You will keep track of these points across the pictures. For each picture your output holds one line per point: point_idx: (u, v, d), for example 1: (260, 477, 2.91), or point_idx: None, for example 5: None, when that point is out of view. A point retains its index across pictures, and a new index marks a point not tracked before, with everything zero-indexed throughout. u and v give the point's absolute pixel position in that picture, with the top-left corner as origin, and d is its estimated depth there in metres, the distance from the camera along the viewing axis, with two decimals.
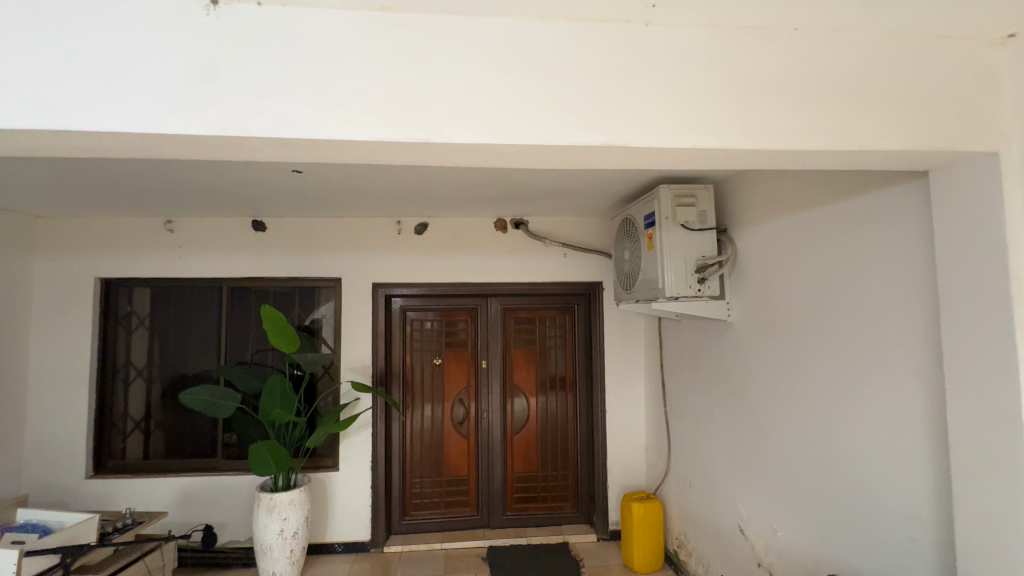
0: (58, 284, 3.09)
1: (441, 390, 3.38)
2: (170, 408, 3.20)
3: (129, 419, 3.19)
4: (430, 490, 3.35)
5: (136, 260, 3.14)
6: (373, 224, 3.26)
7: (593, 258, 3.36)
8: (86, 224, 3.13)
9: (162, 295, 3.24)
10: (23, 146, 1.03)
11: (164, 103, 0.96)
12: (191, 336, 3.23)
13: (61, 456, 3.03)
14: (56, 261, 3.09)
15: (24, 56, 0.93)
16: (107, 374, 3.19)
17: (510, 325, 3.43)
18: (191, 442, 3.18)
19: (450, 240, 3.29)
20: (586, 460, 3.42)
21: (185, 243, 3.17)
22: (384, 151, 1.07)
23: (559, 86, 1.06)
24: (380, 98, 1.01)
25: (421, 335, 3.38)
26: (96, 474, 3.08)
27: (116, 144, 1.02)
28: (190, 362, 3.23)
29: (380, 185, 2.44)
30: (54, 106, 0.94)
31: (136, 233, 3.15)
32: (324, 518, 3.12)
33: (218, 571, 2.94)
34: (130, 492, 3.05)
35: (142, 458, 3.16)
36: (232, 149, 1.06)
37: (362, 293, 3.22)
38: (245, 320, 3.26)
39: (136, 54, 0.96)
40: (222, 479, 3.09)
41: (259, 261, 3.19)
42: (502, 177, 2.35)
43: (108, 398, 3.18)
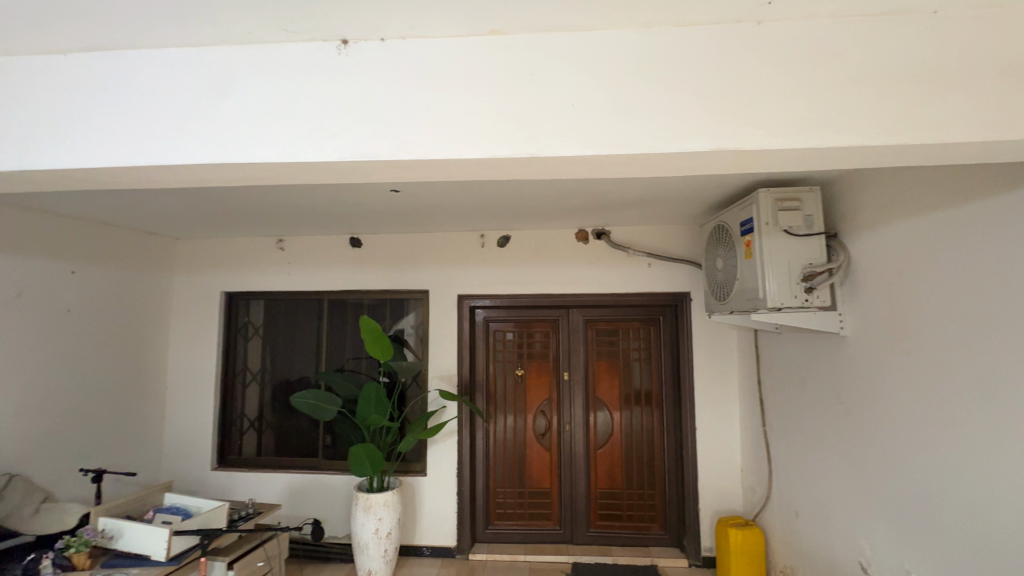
0: (191, 296, 3.55)
1: (523, 401, 3.40)
2: (280, 409, 3.53)
3: (246, 417, 3.56)
4: (513, 501, 3.36)
5: (253, 276, 3.52)
6: (458, 238, 3.39)
7: (678, 267, 3.24)
8: (213, 246, 3.57)
9: (274, 307, 3.60)
10: (191, 179, 1.21)
11: (302, 134, 1.08)
12: (297, 343, 3.56)
13: (192, 449, 3.43)
14: (190, 277, 3.56)
15: (198, 104, 1.10)
16: (229, 377, 3.58)
17: (592, 336, 3.38)
18: (297, 442, 3.47)
19: (532, 251, 3.34)
20: (674, 481, 3.26)
21: (293, 260, 3.50)
22: (492, 166, 1.12)
23: (664, 92, 1.04)
24: (491, 116, 1.06)
25: (502, 345, 3.44)
26: (220, 466, 3.46)
27: (262, 172, 1.16)
28: (295, 367, 3.54)
29: (467, 201, 2.54)
30: (218, 142, 1.09)
31: (253, 251, 3.54)
32: (413, 521, 3.25)
33: (320, 564, 3.17)
34: (247, 485, 3.38)
35: (257, 453, 3.50)
36: (357, 173, 1.16)
37: (448, 304, 3.36)
38: (343, 329, 3.52)
39: (282, 92, 1.09)
40: (323, 478, 3.32)
41: (355, 275, 3.44)
42: (587, 189, 2.34)
43: (229, 399, 3.57)
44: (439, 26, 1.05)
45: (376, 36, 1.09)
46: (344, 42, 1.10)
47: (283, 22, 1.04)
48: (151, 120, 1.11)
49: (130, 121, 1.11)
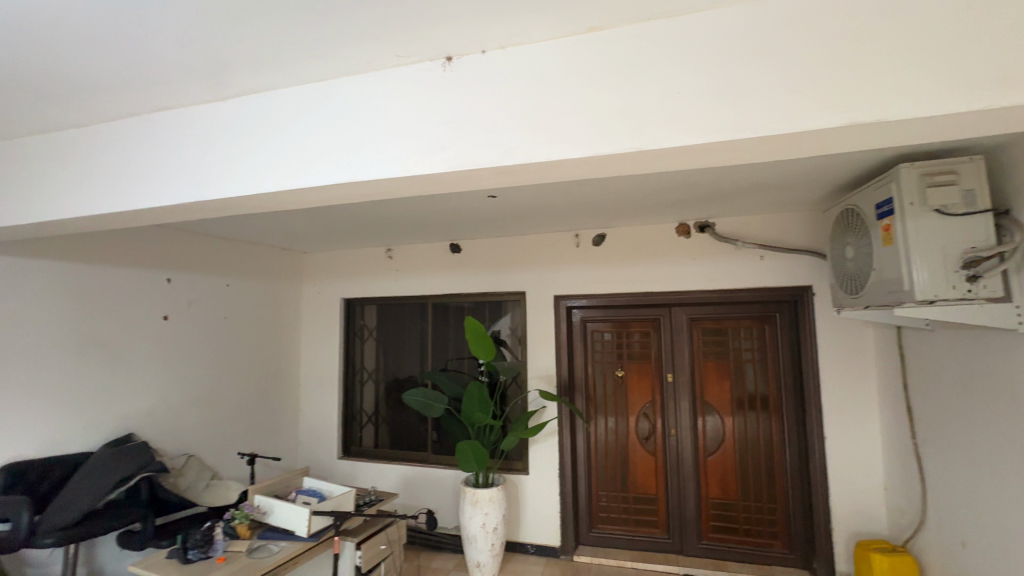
0: (317, 303, 3.99)
1: (624, 403, 3.30)
2: (393, 405, 3.83)
3: (365, 412, 3.92)
4: (617, 505, 3.28)
5: (367, 283, 3.86)
6: (552, 239, 3.41)
7: (796, 258, 2.93)
8: (333, 257, 3.98)
9: (385, 311, 3.92)
10: (321, 199, 1.36)
11: (414, 149, 1.16)
12: (406, 345, 3.83)
13: (322, 439, 3.85)
14: (316, 286, 4.00)
15: (326, 131, 1.24)
16: (350, 375, 3.96)
17: (697, 336, 3.19)
18: (409, 436, 3.73)
19: (628, 249, 3.24)
20: (799, 495, 2.95)
21: (401, 267, 3.77)
22: (594, 164, 1.11)
23: (783, 67, 0.95)
24: (592, 114, 1.05)
25: (601, 346, 3.38)
26: (345, 456, 3.84)
27: (380, 188, 1.26)
28: (406, 366, 3.82)
29: (561, 201, 2.54)
30: (343, 163, 1.21)
31: (366, 261, 3.88)
32: (517, 518, 3.32)
33: (432, 552, 3.37)
34: (367, 473, 3.70)
35: (375, 445, 3.83)
36: (463, 181, 1.22)
37: (545, 305, 3.39)
38: (446, 331, 3.72)
39: (396, 112, 1.18)
40: (432, 471, 3.53)
41: (456, 279, 3.61)
42: (688, 180, 2.22)
43: (351, 395, 3.95)
44: (537, 31, 1.07)
45: (477, 50, 1.13)
46: (448, 59, 1.16)
47: (395, 49, 1.13)
48: (289, 150, 1.26)
49: (273, 151, 1.28)
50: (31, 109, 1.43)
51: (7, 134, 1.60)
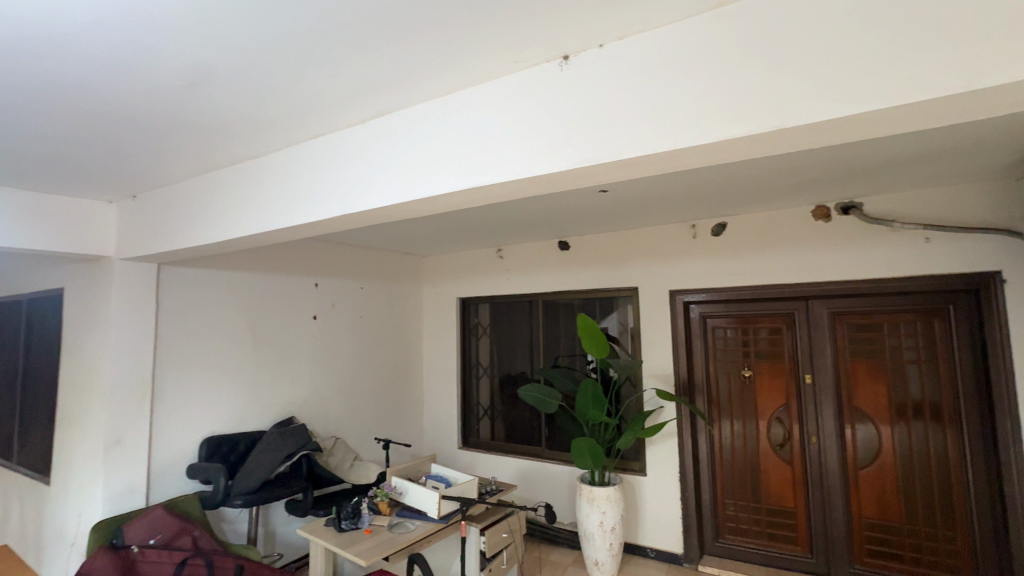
0: (436, 302, 4.29)
1: (753, 406, 3.03)
2: (508, 399, 3.97)
3: (482, 405, 4.12)
4: (748, 516, 3.03)
5: (480, 282, 4.05)
6: (666, 231, 3.25)
7: (977, 238, 2.43)
8: (449, 259, 4.24)
9: (497, 309, 4.08)
10: (447, 205, 1.46)
11: (535, 149, 1.18)
12: (518, 341, 3.94)
13: (443, 429, 4.13)
14: (435, 287, 4.30)
15: (451, 141, 1.32)
16: (467, 370, 4.20)
17: (841, 332, 2.81)
18: (523, 430, 3.83)
19: (754, 237, 2.97)
20: (987, 524, 2.44)
21: (511, 266, 3.89)
22: (725, 149, 1.04)
23: (968, 13, 0.81)
24: (723, 95, 0.98)
25: (723, 344, 3.14)
26: (464, 446, 4.07)
27: (501, 190, 1.32)
28: (518, 363, 3.93)
29: (678, 191, 2.41)
30: (467, 169, 1.28)
31: (479, 261, 4.06)
32: (635, 520, 3.22)
33: (550, 545, 3.42)
34: (486, 464, 3.89)
35: (492, 437, 4.00)
36: (582, 178, 1.22)
37: (660, 300, 3.25)
38: (557, 328, 3.75)
39: (515, 116, 1.22)
40: (547, 466, 3.58)
41: (565, 277, 3.62)
42: (829, 157, 1.96)
43: (468, 389, 4.18)
44: (658, 16, 1.03)
45: (594, 44, 1.13)
46: (565, 57, 1.17)
47: (513, 56, 1.17)
48: (419, 161, 1.37)
49: (406, 164, 1.40)
50: (221, 149, 1.74)
51: (203, 171, 1.96)
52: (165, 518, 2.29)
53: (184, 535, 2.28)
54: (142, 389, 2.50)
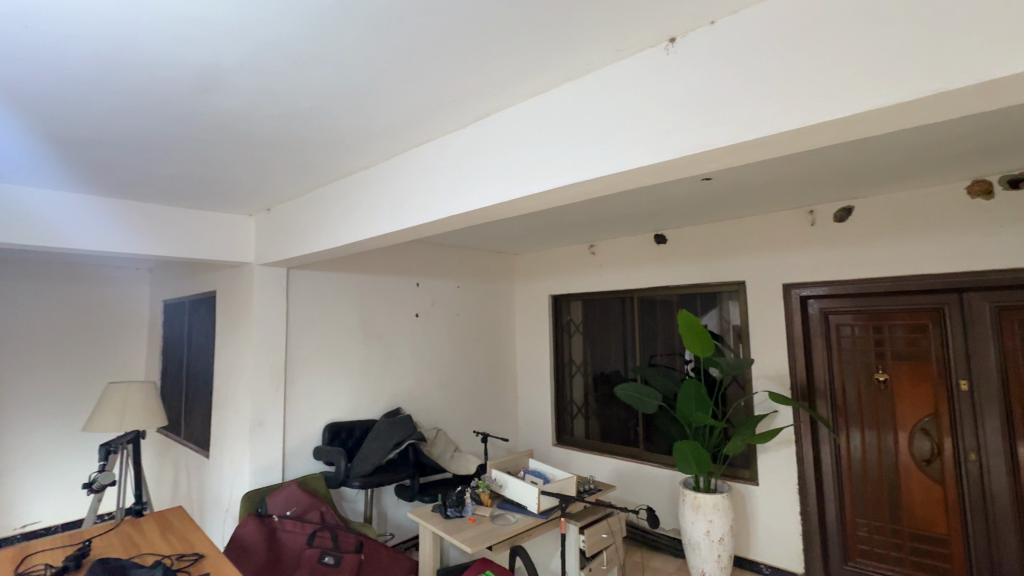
0: (529, 299, 4.34)
1: (890, 415, 2.66)
2: (602, 398, 3.90)
3: (576, 403, 4.09)
4: (885, 540, 2.67)
5: (572, 279, 4.02)
6: (778, 219, 2.97)
7: None
8: (541, 257, 4.27)
9: (590, 306, 4.03)
10: (547, 201, 1.47)
11: (640, 138, 1.14)
12: (612, 339, 3.86)
13: (538, 425, 4.17)
14: (527, 284, 4.36)
15: (552, 138, 1.33)
16: (560, 367, 4.19)
17: (1010, 331, 2.35)
18: (619, 430, 3.74)
19: (889, 222, 2.60)
20: None
21: (604, 262, 3.81)
22: (866, 122, 0.92)
23: None
24: (864, 62, 0.87)
25: (851, 344, 2.79)
26: (559, 443, 4.08)
27: (604, 184, 1.29)
28: (613, 361, 3.84)
29: (793, 174, 2.19)
30: (568, 165, 1.28)
31: (571, 258, 4.04)
32: (746, 532, 2.99)
33: (650, 551, 3.30)
34: (581, 462, 3.86)
35: (586, 436, 3.96)
36: (692, 165, 1.16)
37: (771, 295, 2.97)
38: (654, 325, 3.60)
39: (618, 107, 1.19)
40: (646, 468, 3.46)
41: (663, 271, 3.47)
42: (998, 121, 1.64)
43: (561, 386, 4.18)
44: None
45: (705, 22, 1.05)
46: (671, 40, 1.11)
47: (615, 45, 1.14)
48: (520, 160, 1.40)
49: (508, 164, 1.43)
50: (340, 161, 1.92)
51: (324, 182, 2.18)
52: (297, 494, 2.53)
53: (313, 511, 2.52)
54: (277, 379, 2.84)
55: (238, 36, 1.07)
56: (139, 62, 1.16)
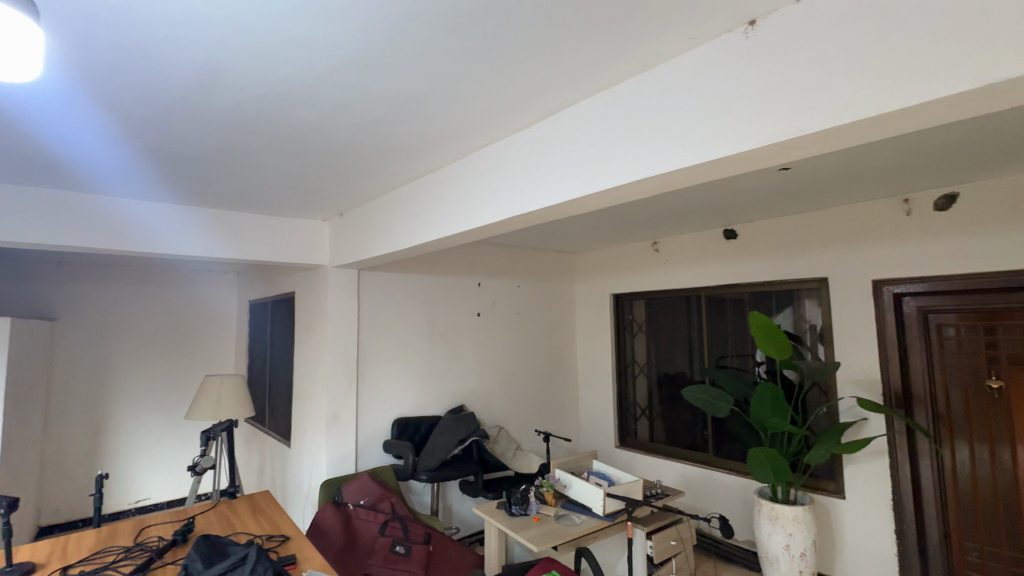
0: (589, 299, 4.28)
1: (1007, 427, 2.33)
2: (667, 400, 3.76)
3: (639, 405, 3.98)
4: (1003, 569, 2.35)
5: (635, 277, 3.91)
6: (865, 210, 2.72)
7: None
8: (601, 255, 4.20)
9: (654, 305, 3.90)
10: (614, 198, 1.44)
11: (716, 129, 1.09)
12: (678, 339, 3.72)
13: (600, 426, 4.11)
14: (587, 283, 4.31)
15: (620, 134, 1.30)
16: (622, 368, 4.09)
17: None
18: (686, 434, 3.59)
19: (1001, 208, 2.30)
20: None
21: (668, 260, 3.68)
22: (984, 97, 0.82)
23: None
24: (981, 31, 0.78)
25: (955, 347, 2.48)
26: (622, 446, 3.99)
27: (675, 179, 1.25)
28: (679, 362, 3.70)
29: (886, 161, 1.99)
30: (638, 161, 1.25)
31: (633, 255, 3.94)
32: (831, 549, 2.77)
33: (722, 562, 3.15)
34: (645, 465, 3.76)
35: (650, 439, 3.84)
36: (773, 155, 1.09)
37: (858, 293, 2.73)
38: (723, 324, 3.42)
39: (691, 98, 1.15)
40: (716, 475, 3.30)
41: (732, 268, 3.29)
42: None
43: (623, 387, 4.08)
44: None
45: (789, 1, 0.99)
46: (751, 23, 1.05)
47: (688, 32, 1.09)
48: (588, 158, 1.39)
49: (576, 162, 1.42)
50: (409, 165, 2.00)
51: (393, 186, 2.28)
52: (370, 484, 2.67)
53: (383, 502, 2.64)
54: (349, 374, 3.00)
55: (323, 53, 1.14)
56: (233, 82, 1.26)
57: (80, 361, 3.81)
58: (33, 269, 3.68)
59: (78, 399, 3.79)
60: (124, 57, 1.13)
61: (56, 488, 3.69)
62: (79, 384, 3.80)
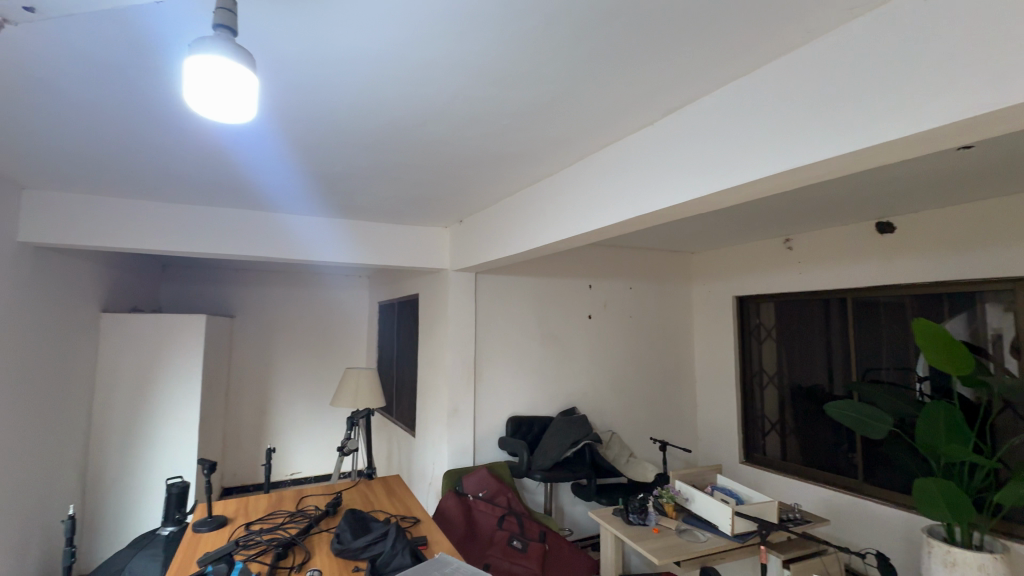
0: (708, 302, 4.01)
1: None
2: (803, 416, 3.37)
3: (767, 419, 3.62)
4: None
5: (762, 278, 3.57)
6: None
7: None
8: (722, 254, 3.90)
9: (785, 309, 3.53)
10: (751, 193, 1.33)
11: (885, 108, 0.96)
12: (816, 347, 3.30)
13: (721, 439, 3.82)
14: (706, 285, 4.03)
15: (759, 124, 1.21)
16: (747, 378, 3.77)
17: None
18: (828, 454, 3.18)
19: None
20: None
21: (803, 258, 3.29)
22: None
23: None
24: None
25: None
26: (747, 462, 3.66)
27: (828, 168, 1.13)
28: (817, 373, 3.29)
29: None
30: (782, 151, 1.14)
31: (760, 254, 3.59)
32: None
33: None
34: (776, 486, 3.40)
35: (782, 458, 3.46)
36: (964, 132, 0.92)
37: None
38: (876, 332, 2.96)
39: (851, 76, 1.02)
40: (867, 505, 2.86)
41: (888, 267, 2.83)
42: None
43: (749, 398, 3.75)
44: None
45: None
46: None
47: (847, 3, 0.97)
48: (721, 152, 1.30)
49: (707, 156, 1.34)
50: (528, 170, 2.06)
51: (511, 191, 2.37)
52: (487, 478, 2.83)
53: (500, 496, 2.77)
54: (467, 372, 3.17)
55: (457, 70, 1.23)
56: (379, 105, 1.41)
57: (251, 352, 4.55)
58: (217, 274, 4.48)
59: (250, 383, 4.53)
60: (296, 94, 1.33)
61: (236, 457, 4.46)
62: (250, 371, 4.54)
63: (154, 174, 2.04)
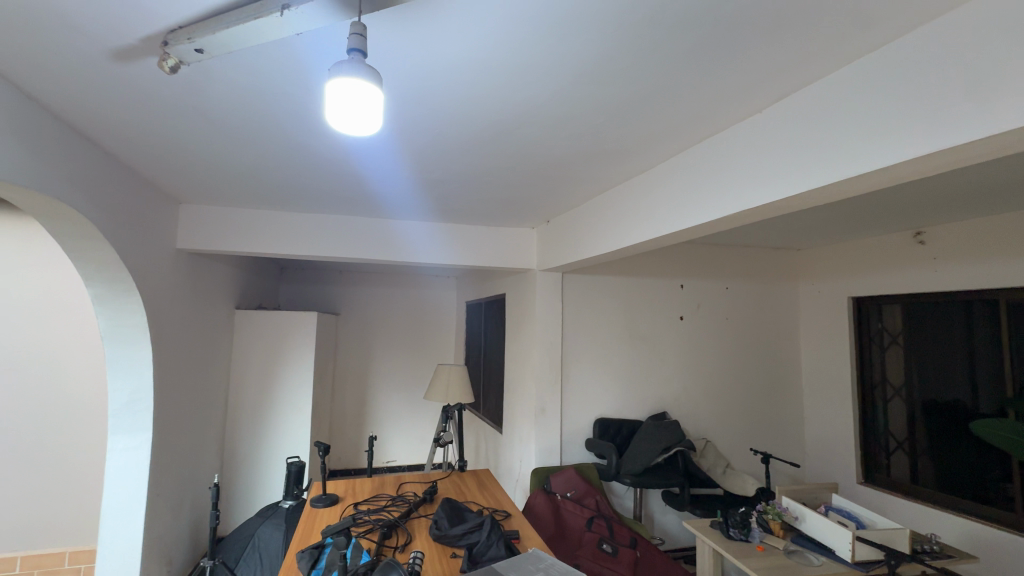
0: (819, 303, 3.64)
1: None
2: (938, 434, 2.93)
3: (892, 436, 3.20)
4: None
5: (886, 277, 3.17)
6: None
7: None
8: (835, 251, 3.53)
9: (915, 312, 3.10)
10: (883, 182, 1.20)
11: None
12: (957, 356, 2.85)
13: (835, 455, 3.45)
14: (815, 285, 3.67)
15: (890, 100, 1.06)
16: (866, 389, 3.37)
17: None
18: (972, 481, 2.72)
19: None
20: None
21: (939, 254, 2.87)
22: None
23: None
24: None
25: None
26: (867, 483, 3.27)
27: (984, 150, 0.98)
28: (958, 386, 2.84)
29: None
30: (924, 126, 0.99)
31: (884, 250, 3.19)
32: None
33: None
34: (903, 512, 3.00)
35: (911, 481, 3.04)
36: None
37: None
38: None
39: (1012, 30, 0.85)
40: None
41: None
42: None
43: (869, 412, 3.35)
44: None
45: None
46: None
47: None
48: (843, 134, 1.16)
49: (826, 141, 1.21)
50: (622, 168, 2.02)
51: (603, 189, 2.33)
52: (576, 479, 2.79)
53: (587, 498, 2.73)
54: (553, 372, 3.19)
55: (553, 70, 1.24)
56: (478, 109, 1.47)
57: (354, 347, 4.96)
58: (326, 276, 4.94)
59: (353, 376, 4.94)
60: (403, 106, 1.43)
61: (342, 443, 4.88)
62: (353, 365, 4.94)
63: (282, 186, 2.31)
